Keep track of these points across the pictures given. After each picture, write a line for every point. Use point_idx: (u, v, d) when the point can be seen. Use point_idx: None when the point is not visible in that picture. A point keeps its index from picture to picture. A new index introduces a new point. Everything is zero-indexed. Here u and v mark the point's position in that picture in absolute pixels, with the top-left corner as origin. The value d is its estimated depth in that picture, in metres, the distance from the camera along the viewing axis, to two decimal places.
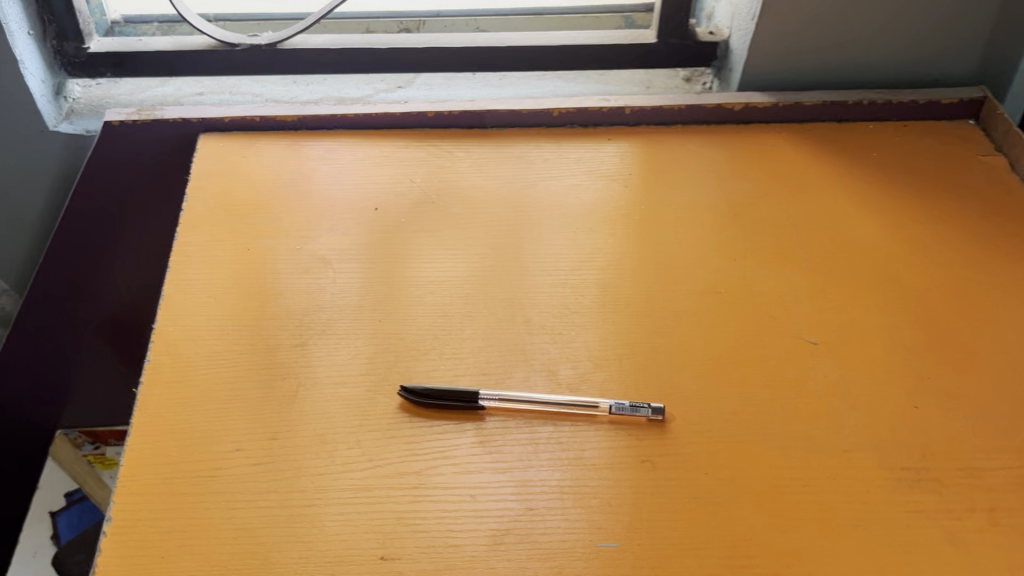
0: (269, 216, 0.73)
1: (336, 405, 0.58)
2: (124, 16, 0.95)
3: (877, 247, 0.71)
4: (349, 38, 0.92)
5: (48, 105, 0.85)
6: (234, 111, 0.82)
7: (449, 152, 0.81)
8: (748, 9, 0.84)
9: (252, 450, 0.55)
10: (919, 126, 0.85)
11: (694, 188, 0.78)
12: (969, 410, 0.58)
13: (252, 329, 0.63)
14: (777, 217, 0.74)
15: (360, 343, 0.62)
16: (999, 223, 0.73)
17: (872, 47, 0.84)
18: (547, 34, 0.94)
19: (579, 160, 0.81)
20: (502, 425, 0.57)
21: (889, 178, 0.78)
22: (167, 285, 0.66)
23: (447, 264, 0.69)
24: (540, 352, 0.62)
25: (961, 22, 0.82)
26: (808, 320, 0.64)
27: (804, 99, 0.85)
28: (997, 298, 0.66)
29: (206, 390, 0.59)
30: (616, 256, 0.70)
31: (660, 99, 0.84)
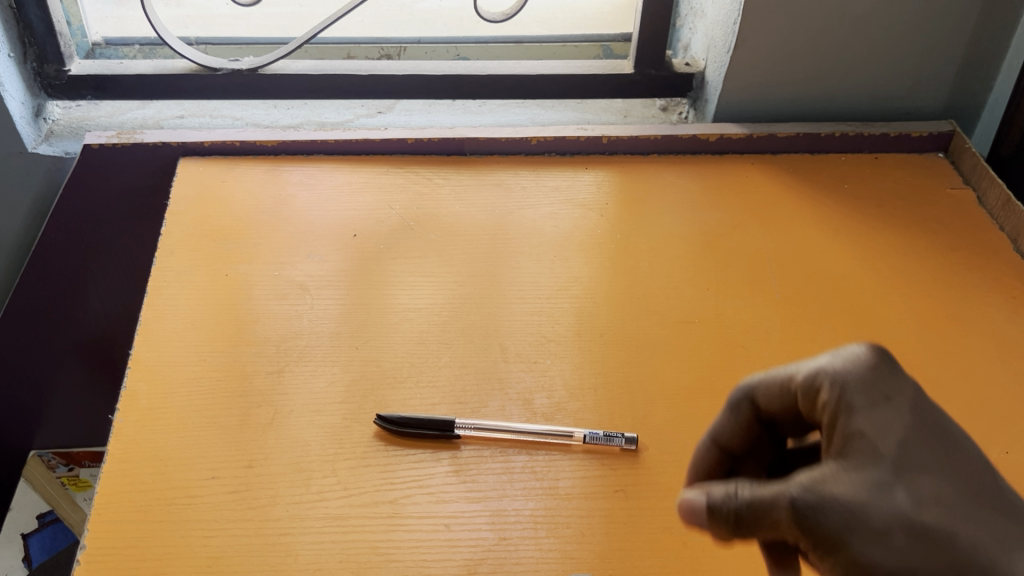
0: (247, 242, 0.73)
1: (312, 433, 0.58)
2: (105, 38, 0.94)
3: (848, 277, 0.73)
4: (330, 64, 0.93)
5: (27, 128, 0.84)
6: (214, 136, 0.82)
7: (428, 179, 0.82)
8: (723, 41, 0.85)
9: (228, 478, 0.56)
10: (889, 159, 0.87)
11: (670, 217, 0.79)
12: None
13: (230, 356, 0.64)
14: (750, 247, 0.75)
15: (337, 371, 0.63)
16: (966, 257, 0.75)
17: (843, 81, 0.86)
18: (527, 63, 0.96)
19: (556, 188, 0.82)
20: (476, 454, 0.58)
21: (860, 210, 0.80)
22: (145, 310, 0.66)
23: (425, 292, 0.70)
24: (516, 381, 0.63)
25: (930, 57, 0.84)
26: (779, 351, 0.66)
27: (777, 130, 0.86)
28: (966, 330, 0.68)
29: (183, 417, 0.59)
30: (592, 285, 0.71)
31: (637, 129, 0.85)
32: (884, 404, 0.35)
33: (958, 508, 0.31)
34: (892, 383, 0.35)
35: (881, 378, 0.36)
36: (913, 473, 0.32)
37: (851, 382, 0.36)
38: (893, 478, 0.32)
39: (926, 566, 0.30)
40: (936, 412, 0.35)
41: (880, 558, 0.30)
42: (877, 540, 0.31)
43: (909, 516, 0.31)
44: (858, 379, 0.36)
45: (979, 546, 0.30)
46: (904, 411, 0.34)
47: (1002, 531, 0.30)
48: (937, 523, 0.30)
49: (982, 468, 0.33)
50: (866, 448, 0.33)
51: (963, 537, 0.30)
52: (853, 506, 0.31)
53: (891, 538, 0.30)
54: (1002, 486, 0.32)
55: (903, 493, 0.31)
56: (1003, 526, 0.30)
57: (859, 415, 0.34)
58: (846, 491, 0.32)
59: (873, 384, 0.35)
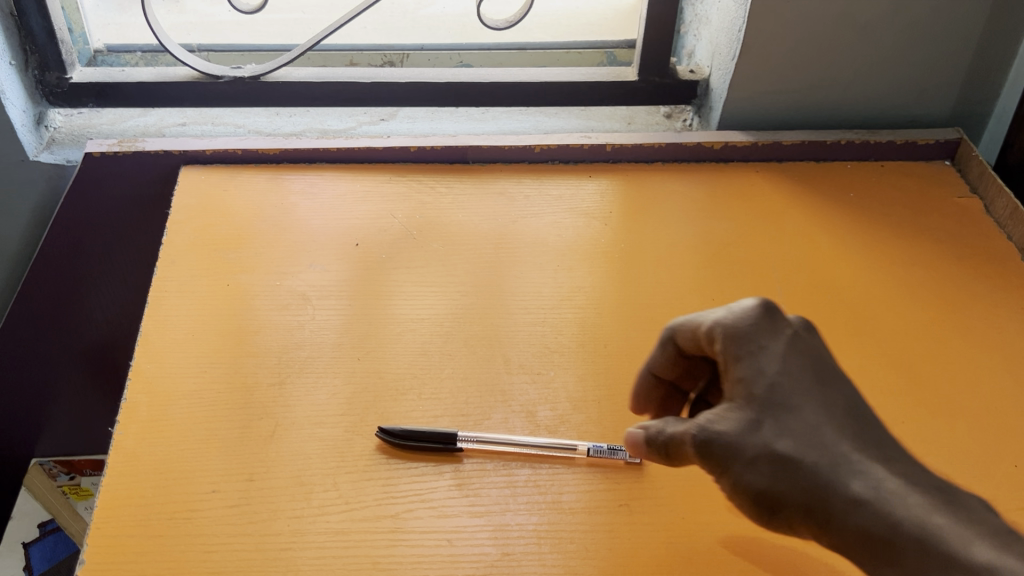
0: (249, 252, 0.73)
1: (313, 446, 0.58)
2: (107, 45, 0.94)
3: (854, 288, 0.72)
4: (332, 71, 0.92)
5: (29, 136, 0.84)
6: (216, 144, 0.82)
7: (430, 187, 0.82)
8: (728, 48, 0.84)
9: (229, 492, 0.55)
10: (895, 167, 0.86)
11: (674, 226, 0.78)
12: (942, 456, 0.58)
13: (231, 367, 0.63)
14: (755, 257, 0.75)
15: (339, 383, 0.62)
16: (973, 267, 0.74)
17: (848, 88, 0.85)
18: (530, 71, 0.95)
19: (559, 197, 0.81)
20: (479, 468, 0.57)
21: (866, 219, 0.79)
22: (145, 321, 0.66)
23: (427, 302, 0.70)
24: (519, 393, 0.62)
25: (936, 65, 0.84)
26: None
27: (782, 138, 0.86)
28: (974, 342, 0.67)
29: (183, 430, 0.59)
30: (596, 295, 0.71)
31: (641, 136, 0.85)
32: (759, 355, 0.46)
33: (806, 432, 0.44)
34: (768, 335, 0.47)
35: (760, 331, 0.47)
36: (780, 413, 0.44)
37: (735, 336, 0.47)
38: (763, 419, 0.44)
39: (781, 484, 0.43)
40: (802, 355, 0.47)
41: (755, 480, 0.44)
42: (750, 467, 0.44)
43: (773, 447, 0.44)
44: (740, 334, 0.47)
45: (820, 462, 0.43)
46: (775, 360, 0.46)
47: (839, 446, 0.43)
48: (792, 448, 0.43)
49: (835, 396, 0.45)
50: (744, 394, 0.46)
51: (810, 454, 0.43)
52: (733, 442, 0.44)
53: (760, 463, 0.44)
54: (848, 408, 0.45)
55: (769, 429, 0.44)
56: (842, 440, 0.43)
57: (745, 367, 0.46)
58: (728, 431, 0.45)
59: (751, 337, 0.47)
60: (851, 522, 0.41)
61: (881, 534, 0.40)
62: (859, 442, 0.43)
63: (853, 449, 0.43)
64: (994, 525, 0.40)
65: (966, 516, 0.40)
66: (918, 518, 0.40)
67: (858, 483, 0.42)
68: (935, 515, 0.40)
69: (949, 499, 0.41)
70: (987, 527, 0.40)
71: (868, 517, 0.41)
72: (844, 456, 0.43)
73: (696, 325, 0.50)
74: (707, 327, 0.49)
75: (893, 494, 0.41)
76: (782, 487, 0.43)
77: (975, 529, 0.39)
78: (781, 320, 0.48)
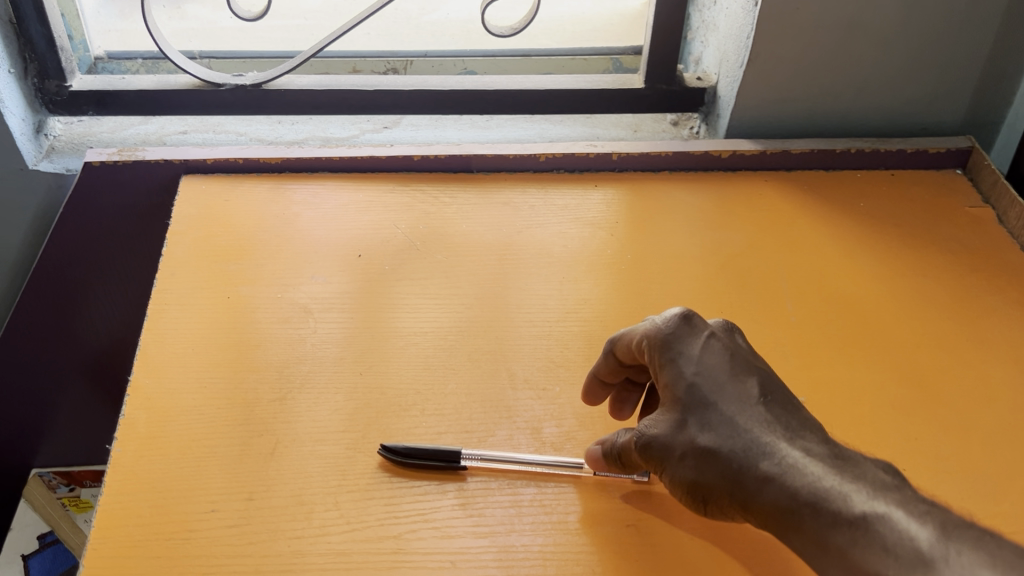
0: (251, 263, 0.72)
1: (314, 464, 0.57)
2: (108, 52, 0.93)
3: (864, 299, 0.71)
4: (335, 79, 0.91)
5: (28, 145, 0.83)
6: (217, 153, 0.81)
7: (434, 197, 0.80)
8: (736, 55, 0.83)
9: (228, 512, 0.54)
10: (905, 176, 0.85)
11: (681, 236, 0.77)
12: (956, 474, 0.57)
13: (232, 382, 0.62)
14: (763, 268, 0.74)
15: (341, 398, 0.61)
16: (985, 278, 0.73)
17: (858, 96, 0.84)
18: (535, 78, 0.94)
19: (565, 207, 0.80)
20: (483, 486, 0.56)
21: (876, 229, 0.78)
22: (145, 334, 0.65)
23: (430, 315, 0.68)
24: (524, 409, 0.61)
25: (948, 72, 0.83)
26: (796, 378, 0.64)
27: (791, 146, 0.84)
28: (987, 355, 0.66)
29: (182, 447, 0.57)
30: (603, 307, 0.70)
31: (648, 145, 0.83)
32: (680, 359, 0.51)
33: (722, 423, 0.48)
34: (688, 340, 0.52)
35: (681, 337, 0.52)
36: (700, 409, 0.49)
37: (661, 345, 0.52)
38: (685, 417, 0.49)
39: (707, 476, 0.47)
40: (719, 353, 0.51)
41: (685, 474, 0.48)
42: (682, 464, 0.49)
43: (695, 441, 0.48)
44: (663, 342, 0.52)
45: (735, 448, 0.47)
46: (694, 361, 0.51)
47: (749, 430, 0.47)
48: (710, 439, 0.47)
49: (748, 384, 0.49)
50: (671, 397, 0.50)
51: (726, 442, 0.47)
52: (665, 442, 0.49)
53: (688, 458, 0.48)
54: (760, 395, 0.49)
55: (692, 426, 0.48)
56: (752, 424, 0.47)
57: (671, 372, 0.51)
58: (660, 433, 0.50)
59: (673, 344, 0.52)
60: (763, 499, 0.45)
61: (787, 505, 0.44)
62: (769, 423, 0.47)
63: (763, 431, 0.47)
64: (883, 482, 0.43)
65: (857, 476, 0.44)
66: (815, 483, 0.43)
67: (766, 462, 0.45)
68: (832, 478, 0.44)
69: (850, 465, 0.45)
70: (870, 483, 0.43)
71: (775, 491, 0.44)
72: (755, 439, 0.46)
73: (630, 339, 0.55)
74: (641, 340, 0.54)
75: (795, 467, 0.45)
76: (709, 479, 0.47)
77: (864, 487, 0.43)
78: (701, 324, 0.53)
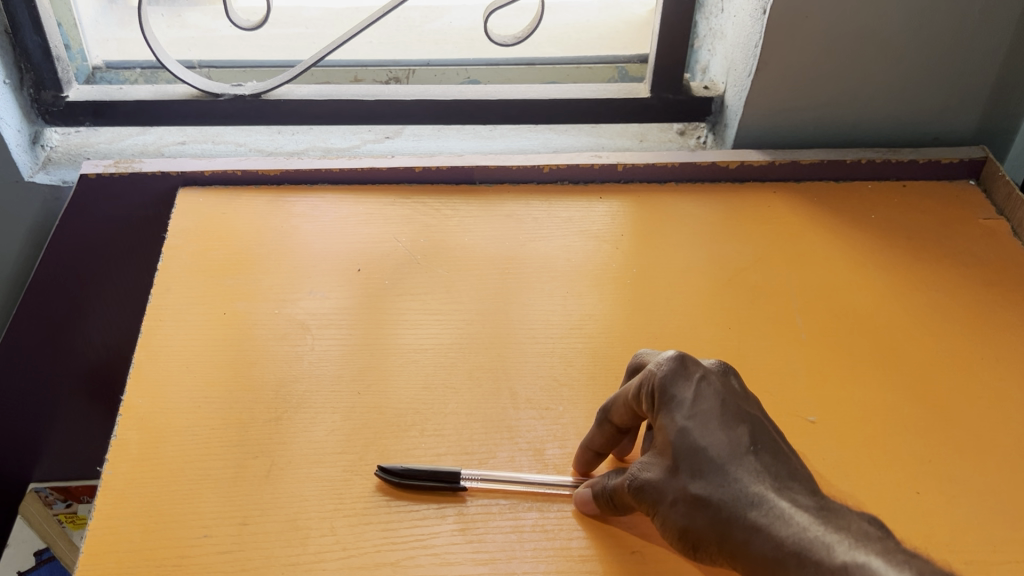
0: (248, 278, 0.71)
1: (311, 487, 0.55)
2: (106, 61, 0.92)
3: (877, 315, 0.69)
4: (336, 89, 0.90)
5: (25, 156, 0.82)
6: (215, 164, 0.80)
7: (436, 210, 0.79)
8: (744, 64, 0.82)
9: (221, 537, 0.52)
10: (917, 187, 0.83)
11: (688, 249, 0.75)
12: (972, 498, 0.55)
13: (229, 402, 0.60)
14: (773, 283, 0.72)
15: (338, 418, 0.60)
16: (1001, 292, 0.71)
17: (869, 105, 0.82)
18: (538, 88, 0.92)
19: (569, 219, 0.78)
20: (484, 511, 0.54)
21: (888, 242, 0.76)
22: (139, 352, 0.64)
23: (431, 331, 0.67)
24: (526, 429, 0.59)
25: (961, 81, 0.81)
26: (807, 397, 0.62)
27: (801, 157, 0.83)
28: (1003, 372, 0.64)
29: (174, 469, 0.56)
30: (607, 323, 0.68)
31: (654, 156, 0.82)
32: (673, 403, 0.49)
33: (713, 471, 0.46)
34: (681, 384, 0.49)
35: (675, 379, 0.49)
36: (691, 455, 0.47)
37: (654, 387, 0.50)
38: (677, 462, 0.47)
39: (697, 523, 0.46)
40: (712, 397, 0.49)
41: (675, 519, 0.47)
42: (672, 509, 0.47)
43: (686, 488, 0.46)
44: (658, 385, 0.50)
45: (725, 497, 0.45)
46: (687, 406, 0.48)
47: (740, 480, 0.45)
48: (701, 487, 0.46)
49: (739, 431, 0.47)
50: (663, 442, 0.48)
51: (716, 492, 0.45)
52: (656, 488, 0.48)
53: (679, 505, 0.46)
54: (751, 442, 0.47)
55: (683, 473, 0.47)
56: (742, 473, 0.46)
57: (663, 415, 0.49)
58: (653, 477, 0.48)
59: (666, 387, 0.49)
60: (752, 550, 0.43)
61: (773, 557, 0.42)
62: (759, 472, 0.46)
63: (753, 481, 0.45)
64: (866, 533, 0.42)
65: (842, 528, 0.42)
66: (799, 533, 0.42)
67: (756, 513, 0.44)
68: (816, 529, 0.42)
69: (836, 516, 0.44)
70: (855, 535, 0.42)
71: (763, 542, 0.43)
72: (744, 489, 0.45)
73: (625, 394, 0.53)
74: (635, 383, 0.52)
75: (782, 518, 0.43)
76: (699, 526, 0.46)
77: (847, 538, 0.41)
78: (694, 365, 0.50)
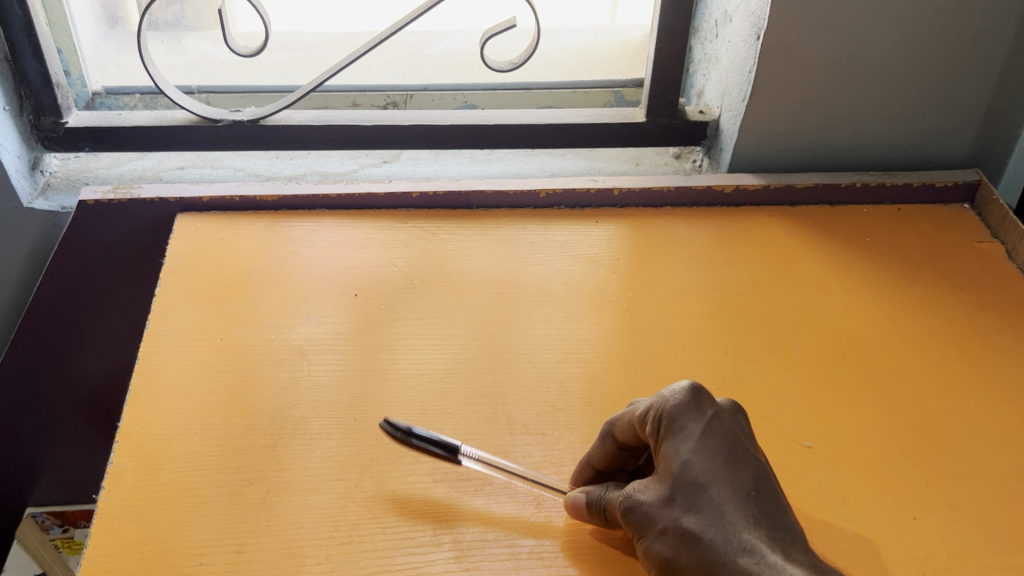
0: (246, 303, 0.71)
1: (307, 514, 0.55)
2: (105, 87, 0.92)
3: (872, 339, 0.69)
4: (334, 114, 0.90)
5: (25, 182, 0.83)
6: (213, 190, 0.80)
7: (433, 234, 0.79)
8: (739, 90, 0.82)
9: (216, 565, 0.52)
10: (912, 210, 0.84)
11: (684, 273, 0.76)
12: (969, 523, 0.55)
13: (225, 429, 0.60)
14: (768, 307, 0.72)
15: (334, 444, 0.60)
16: (996, 316, 0.71)
17: (863, 129, 0.83)
18: (534, 112, 0.93)
19: (565, 243, 0.79)
20: (480, 538, 0.54)
21: (883, 266, 0.77)
22: (135, 379, 0.64)
23: (427, 356, 0.67)
24: (522, 455, 0.59)
25: (954, 106, 0.81)
26: (802, 422, 0.62)
27: (795, 181, 0.83)
28: (998, 396, 0.64)
29: (170, 497, 0.56)
30: (603, 347, 0.68)
31: (649, 180, 0.83)
32: (679, 433, 0.49)
33: (708, 508, 0.46)
34: (692, 415, 0.49)
35: (686, 410, 0.50)
36: (689, 489, 0.47)
37: (662, 413, 0.50)
38: (674, 493, 0.47)
39: (683, 556, 0.46)
40: (720, 435, 0.49)
41: (661, 549, 0.47)
42: (660, 539, 0.47)
43: (678, 520, 0.46)
44: (667, 412, 0.50)
45: (716, 538, 0.45)
46: (694, 438, 0.49)
47: (736, 523, 0.45)
48: (694, 523, 0.46)
49: (743, 475, 0.48)
50: (664, 469, 0.49)
51: (708, 530, 0.45)
52: (647, 513, 0.48)
53: (667, 536, 0.47)
54: (753, 488, 0.47)
55: (678, 505, 0.47)
56: (738, 517, 0.46)
57: (668, 443, 0.49)
58: (647, 501, 0.48)
59: (674, 414, 0.50)
60: None
61: None
62: (756, 520, 0.46)
63: (748, 527, 0.45)
64: None
65: None
66: None
67: (746, 558, 0.44)
68: None
69: None
70: None
71: None
72: (738, 534, 0.45)
73: (632, 412, 0.53)
74: (643, 405, 0.52)
75: (772, 569, 0.43)
76: (683, 560, 0.46)
77: None
78: (710, 403, 0.51)
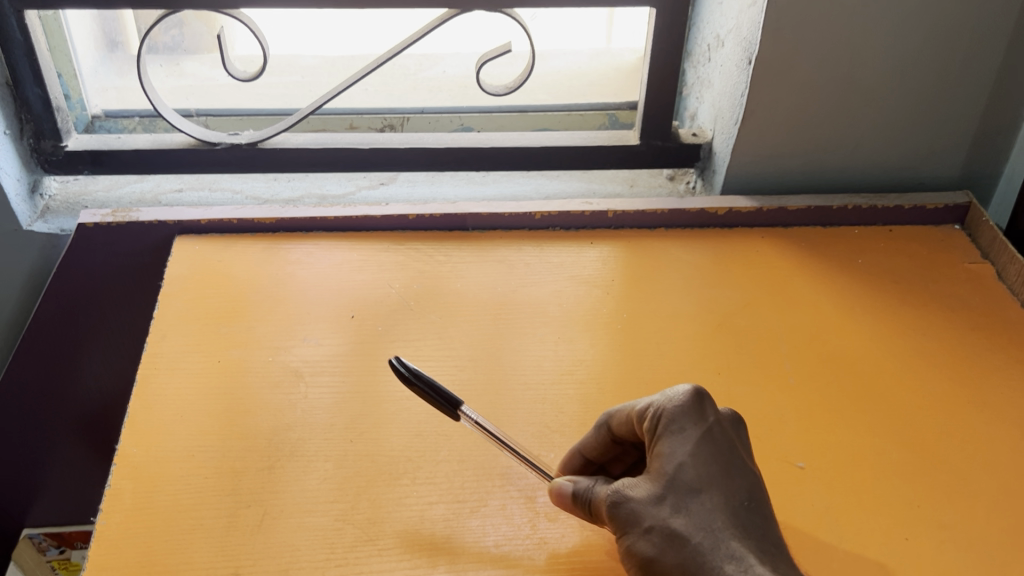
0: (243, 326, 0.71)
1: (303, 536, 0.56)
2: (104, 110, 0.93)
3: (864, 359, 0.70)
4: (332, 138, 0.91)
5: (25, 205, 0.84)
6: (211, 213, 0.81)
7: (429, 256, 0.80)
8: (731, 113, 0.83)
9: None
10: (903, 232, 0.84)
11: (678, 295, 0.76)
12: (961, 543, 0.56)
13: (222, 451, 0.61)
14: (761, 327, 0.73)
15: (331, 466, 0.60)
16: (986, 336, 0.72)
17: (854, 151, 0.84)
18: (530, 135, 0.94)
19: (560, 264, 0.79)
20: (476, 560, 0.54)
21: (874, 287, 0.77)
22: (133, 401, 0.64)
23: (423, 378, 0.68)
24: (518, 477, 0.60)
25: (943, 129, 0.82)
26: (795, 443, 0.62)
27: (788, 203, 0.84)
28: (989, 416, 0.65)
29: (167, 519, 0.56)
30: (598, 368, 0.69)
31: (643, 203, 0.83)
32: (679, 435, 0.50)
33: (699, 513, 0.47)
34: (692, 419, 0.50)
35: (686, 414, 0.50)
36: (683, 491, 0.48)
37: (663, 414, 0.51)
38: (667, 494, 0.48)
39: (668, 555, 0.47)
40: (719, 442, 0.50)
41: (645, 547, 0.47)
42: (644, 536, 0.48)
43: (668, 521, 0.47)
44: (669, 414, 0.51)
45: (705, 543, 0.46)
46: (693, 441, 0.49)
47: (725, 529, 0.46)
48: (684, 526, 0.47)
49: (736, 483, 0.48)
50: (657, 469, 0.49)
51: (696, 534, 0.46)
52: (635, 509, 0.48)
53: (653, 534, 0.47)
54: (745, 498, 0.48)
55: (668, 506, 0.48)
56: (728, 525, 0.46)
57: (666, 443, 0.50)
58: (636, 497, 0.49)
59: (676, 416, 0.50)
60: None
61: None
62: (745, 530, 0.47)
63: (736, 535, 0.46)
64: None
65: None
66: None
67: (732, 565, 0.45)
68: None
69: None
70: None
71: None
72: (727, 541, 0.46)
73: (631, 411, 0.54)
74: (643, 404, 0.53)
75: None
76: (668, 559, 0.46)
77: None
78: (712, 409, 0.51)
